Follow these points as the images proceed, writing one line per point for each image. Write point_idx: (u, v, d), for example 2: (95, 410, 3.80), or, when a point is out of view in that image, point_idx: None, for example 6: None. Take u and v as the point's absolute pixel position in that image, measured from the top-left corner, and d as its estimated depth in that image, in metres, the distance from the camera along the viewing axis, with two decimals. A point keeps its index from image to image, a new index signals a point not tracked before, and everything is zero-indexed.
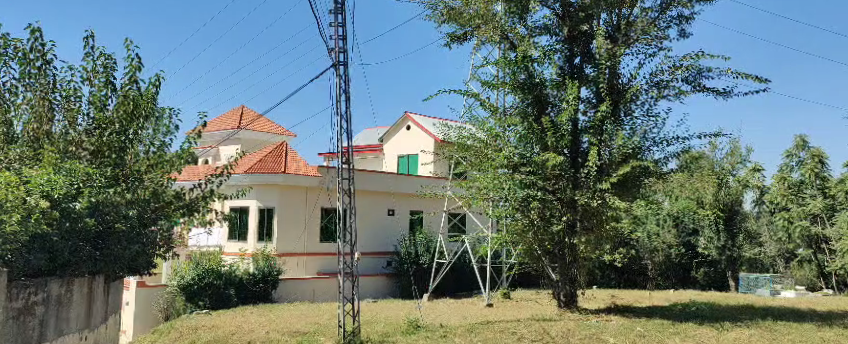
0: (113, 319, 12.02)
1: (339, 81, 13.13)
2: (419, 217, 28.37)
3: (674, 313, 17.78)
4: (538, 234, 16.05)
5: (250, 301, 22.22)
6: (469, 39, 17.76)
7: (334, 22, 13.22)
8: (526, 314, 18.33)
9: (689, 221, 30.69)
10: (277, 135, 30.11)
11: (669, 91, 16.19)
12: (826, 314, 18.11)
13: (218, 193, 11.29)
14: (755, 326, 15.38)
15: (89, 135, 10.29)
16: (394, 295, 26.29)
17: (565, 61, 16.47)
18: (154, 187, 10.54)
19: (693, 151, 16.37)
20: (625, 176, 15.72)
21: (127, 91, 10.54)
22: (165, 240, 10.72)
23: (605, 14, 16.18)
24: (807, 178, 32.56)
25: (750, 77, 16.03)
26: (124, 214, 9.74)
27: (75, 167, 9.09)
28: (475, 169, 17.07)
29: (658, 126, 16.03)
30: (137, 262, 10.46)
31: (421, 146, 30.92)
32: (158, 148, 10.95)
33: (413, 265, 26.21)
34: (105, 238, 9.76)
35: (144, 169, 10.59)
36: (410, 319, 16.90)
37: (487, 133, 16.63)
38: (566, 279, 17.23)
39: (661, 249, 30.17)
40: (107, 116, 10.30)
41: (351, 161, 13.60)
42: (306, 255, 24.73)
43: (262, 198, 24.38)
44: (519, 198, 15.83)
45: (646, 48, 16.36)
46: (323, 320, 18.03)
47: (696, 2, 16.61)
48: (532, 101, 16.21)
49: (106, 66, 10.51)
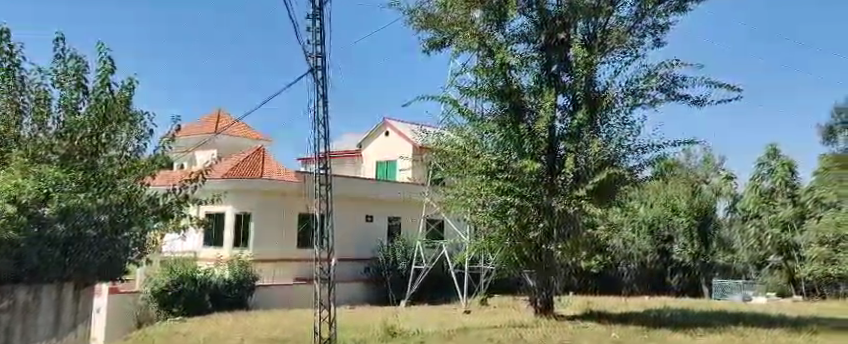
0: (84, 328, 11.82)
1: (317, 86, 13.04)
2: (397, 223, 28.53)
3: (651, 320, 17.93)
4: (514, 241, 16.20)
5: (225, 307, 22.02)
6: (447, 46, 17.62)
7: (312, 27, 13.13)
8: (503, 321, 18.39)
9: (663, 228, 31.09)
10: (252, 140, 29.97)
11: (644, 99, 16.35)
12: (797, 321, 18.35)
13: (191, 199, 10.89)
14: (728, 332, 15.58)
15: (59, 138, 9.88)
16: (371, 301, 26.38)
17: (542, 69, 16.35)
18: (128, 192, 10.07)
19: (668, 160, 16.49)
20: (602, 185, 15.82)
21: (99, 95, 10.24)
22: (138, 245, 10.23)
23: (581, 23, 16.33)
24: (777, 187, 33.32)
25: (723, 86, 16.29)
26: (96, 220, 9.37)
27: (42, 170, 8.96)
28: (453, 176, 17.14)
29: (633, 134, 16.25)
30: (108, 267, 10.05)
31: (402, 153, 31.05)
32: (130, 152, 10.47)
33: (390, 270, 26.50)
34: (76, 243, 9.29)
35: (116, 174, 10.10)
36: (387, 326, 16.87)
37: (465, 140, 16.72)
38: (542, 286, 17.32)
39: (635, 256, 30.80)
40: (78, 119, 9.93)
41: (329, 167, 13.36)
42: (283, 261, 24.59)
43: (238, 203, 24.18)
44: (496, 205, 15.94)
45: (621, 55, 16.55)
46: (301, 326, 17.89)
47: (671, 12, 16.87)
48: (509, 108, 16.22)
49: (76, 69, 10.25)
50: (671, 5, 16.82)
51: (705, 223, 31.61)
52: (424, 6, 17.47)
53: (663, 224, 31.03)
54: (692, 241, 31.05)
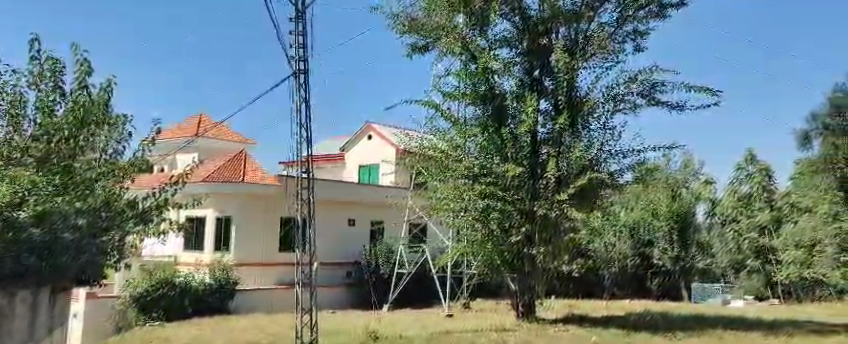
0: (59, 333, 11.65)
1: (300, 90, 13.00)
2: (379, 227, 28.46)
3: (630, 323, 18.03)
4: (498, 245, 16.23)
5: (205, 312, 21.88)
6: (429, 51, 17.45)
7: (294, 31, 13.07)
8: (484, 324, 18.40)
9: (644, 232, 31.23)
10: (237, 143, 29.98)
11: (625, 105, 16.47)
12: (773, 324, 18.55)
13: (172, 203, 10.69)
14: (707, 335, 15.73)
15: (35, 141, 9.67)
16: (353, 304, 26.12)
17: (524, 74, 16.45)
18: (107, 196, 9.63)
19: (649, 164, 16.65)
20: (583, 189, 15.98)
21: (77, 96, 10.04)
22: (116, 249, 9.90)
23: (564, 29, 16.47)
24: (755, 191, 34.16)
25: (702, 90, 16.49)
26: (74, 224, 8.99)
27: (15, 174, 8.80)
28: (435, 182, 16.80)
29: (614, 138, 16.37)
30: (86, 274, 9.77)
31: (385, 156, 31.04)
32: (110, 155, 10.16)
33: (372, 273, 26.57)
34: (52, 247, 8.95)
35: (94, 177, 9.66)
36: (369, 330, 16.78)
37: (447, 144, 16.70)
38: (524, 290, 17.34)
39: (616, 260, 30.90)
40: (53, 121, 9.71)
41: (310, 170, 13.21)
42: (264, 265, 24.44)
43: (219, 207, 24.14)
44: (478, 208, 16.00)
45: (603, 61, 16.64)
46: (281, 331, 17.78)
47: (652, 19, 17.05)
48: (493, 112, 16.35)
49: (53, 70, 10.09)
50: (652, 11, 16.97)
51: (684, 228, 31.89)
52: (407, 11, 17.30)
53: (643, 228, 31.24)
54: (672, 245, 31.23)
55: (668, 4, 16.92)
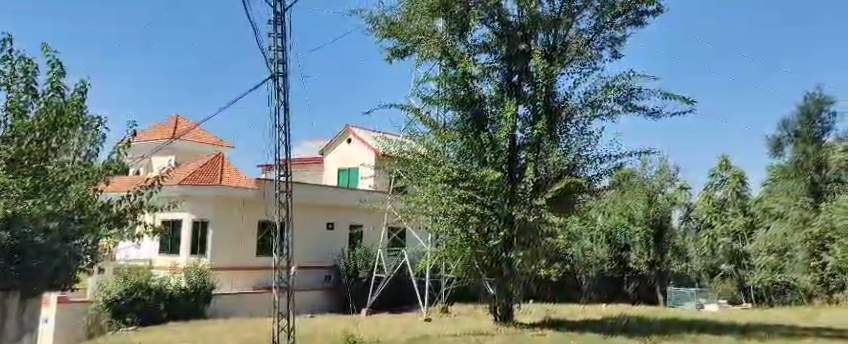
0: (29, 338, 11.40)
1: (278, 93, 12.93)
2: (357, 232, 28.41)
3: (605, 327, 18.25)
4: (476, 250, 16.10)
5: (180, 316, 21.54)
6: (409, 54, 17.42)
7: (273, 33, 13.02)
8: (461, 329, 18.31)
9: (620, 237, 31.51)
10: (212, 146, 29.74)
11: (602, 111, 16.58)
12: (743, 327, 18.87)
13: (147, 205, 10.53)
14: (679, 338, 16.00)
15: (5, 142, 9.29)
16: (331, 307, 26.24)
17: (503, 79, 16.58)
18: (80, 199, 9.45)
19: (625, 170, 16.77)
20: (561, 194, 16.20)
21: (50, 98, 9.66)
22: (90, 253, 9.69)
23: (542, 34, 16.58)
24: (729, 197, 35.50)
25: (677, 97, 16.69)
26: (45, 227, 8.88)
27: None
28: (415, 185, 16.95)
29: (591, 143, 16.47)
30: (58, 278, 9.57)
31: (363, 160, 30.94)
32: (84, 157, 9.96)
33: (351, 278, 26.39)
34: (22, 252, 8.83)
35: (68, 179, 9.44)
36: (346, 334, 16.63)
37: (428, 149, 16.65)
38: (502, 294, 17.31)
39: (594, 264, 30.86)
40: (26, 123, 9.34)
41: (288, 174, 12.97)
42: (241, 270, 24.29)
43: (194, 209, 23.85)
44: (456, 213, 15.90)
45: (580, 68, 16.75)
46: (257, 336, 17.54)
47: (627, 26, 17.22)
48: (470, 117, 16.38)
49: (26, 70, 9.76)
50: (628, 19, 17.14)
51: (660, 233, 32.04)
52: (387, 14, 17.35)
53: (619, 233, 31.44)
54: (648, 250, 31.54)
55: (644, 12, 17.07)
